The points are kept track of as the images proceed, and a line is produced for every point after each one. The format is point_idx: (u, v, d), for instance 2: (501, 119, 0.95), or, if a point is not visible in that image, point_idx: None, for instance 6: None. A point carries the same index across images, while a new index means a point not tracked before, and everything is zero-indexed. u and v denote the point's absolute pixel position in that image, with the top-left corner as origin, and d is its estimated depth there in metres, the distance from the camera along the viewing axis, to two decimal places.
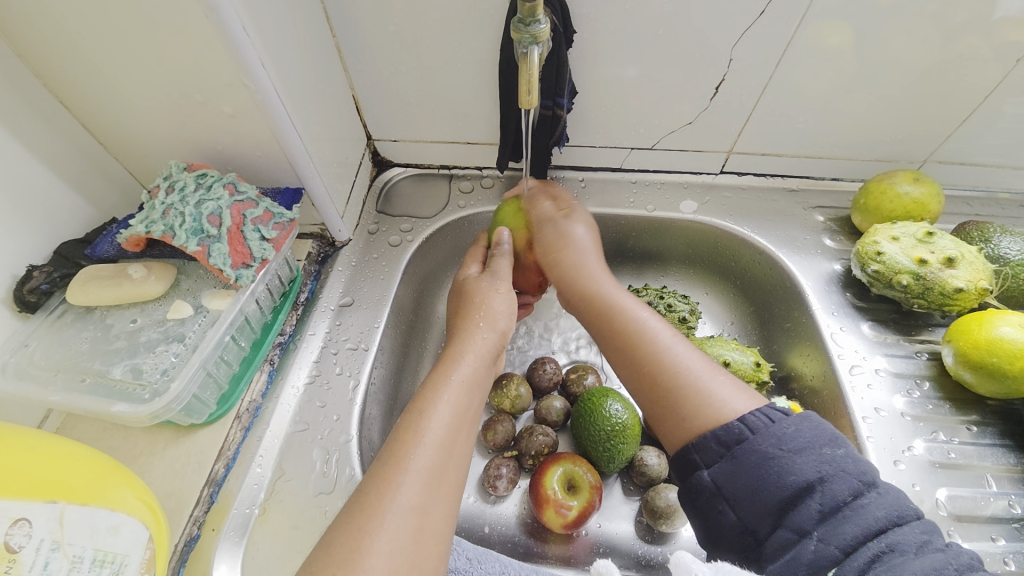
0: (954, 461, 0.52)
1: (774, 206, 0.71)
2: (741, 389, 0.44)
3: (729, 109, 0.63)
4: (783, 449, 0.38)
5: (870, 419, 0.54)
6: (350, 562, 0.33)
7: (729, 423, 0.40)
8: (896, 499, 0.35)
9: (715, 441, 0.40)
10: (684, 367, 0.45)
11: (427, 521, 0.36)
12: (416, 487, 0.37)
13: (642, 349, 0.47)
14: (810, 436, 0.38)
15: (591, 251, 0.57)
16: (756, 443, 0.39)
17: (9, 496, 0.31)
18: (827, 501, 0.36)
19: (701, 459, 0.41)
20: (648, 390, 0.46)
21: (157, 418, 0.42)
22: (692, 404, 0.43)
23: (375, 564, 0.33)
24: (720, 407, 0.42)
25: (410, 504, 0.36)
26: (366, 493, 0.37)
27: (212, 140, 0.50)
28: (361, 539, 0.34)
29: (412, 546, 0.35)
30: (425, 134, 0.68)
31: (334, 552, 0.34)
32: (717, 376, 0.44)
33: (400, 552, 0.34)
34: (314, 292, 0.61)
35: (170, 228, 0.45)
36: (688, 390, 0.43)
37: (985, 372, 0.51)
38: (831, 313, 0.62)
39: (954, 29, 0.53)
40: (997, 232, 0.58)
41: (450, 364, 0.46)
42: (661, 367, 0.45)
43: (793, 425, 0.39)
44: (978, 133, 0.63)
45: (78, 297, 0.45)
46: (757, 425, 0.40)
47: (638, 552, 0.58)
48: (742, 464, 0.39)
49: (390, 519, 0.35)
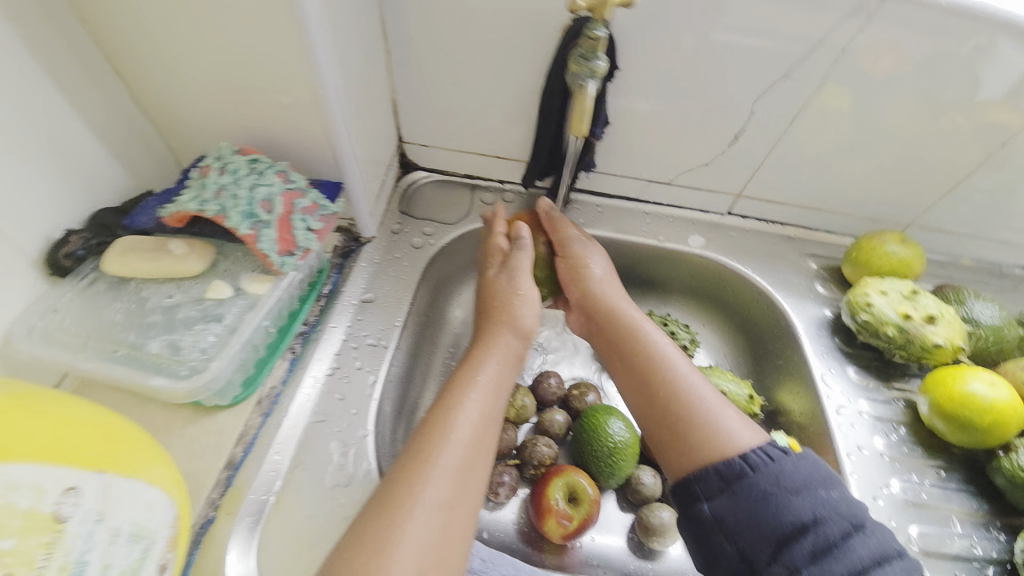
0: (924, 501, 0.57)
1: (774, 250, 0.76)
2: (747, 425, 0.47)
3: (745, 155, 0.68)
4: (781, 487, 0.41)
5: (853, 457, 0.59)
6: (383, 549, 0.37)
7: (731, 458, 0.44)
8: (879, 541, 0.39)
9: (716, 476, 0.44)
10: (696, 396, 0.49)
11: (453, 516, 0.40)
12: (444, 484, 0.41)
13: (658, 378, 0.51)
14: (807, 477, 0.42)
15: (611, 279, 0.60)
16: (756, 479, 0.42)
17: (57, 463, 0.30)
18: (819, 541, 0.39)
19: (702, 492, 0.44)
20: (660, 415, 0.49)
21: (193, 396, 0.41)
22: (699, 435, 0.46)
23: (406, 554, 0.37)
24: (725, 441, 0.45)
25: (439, 500, 0.40)
26: (397, 486, 0.40)
27: (262, 126, 0.51)
28: (392, 530, 0.38)
29: (439, 537, 0.39)
30: (457, 144, 0.71)
31: (366, 542, 0.37)
32: (725, 409, 0.48)
33: (428, 543, 0.38)
34: (337, 285, 0.61)
35: (223, 209, 0.44)
36: (698, 420, 0.47)
37: (957, 423, 0.56)
38: (820, 355, 0.67)
39: (945, 109, 0.60)
40: (970, 297, 0.64)
41: (475, 367, 0.50)
42: (674, 395, 0.49)
43: (792, 465, 0.42)
44: (956, 205, 0.70)
45: (114, 266, 0.44)
46: (757, 462, 0.43)
47: (628, 566, 0.60)
48: (740, 499, 0.42)
49: (420, 512, 0.39)
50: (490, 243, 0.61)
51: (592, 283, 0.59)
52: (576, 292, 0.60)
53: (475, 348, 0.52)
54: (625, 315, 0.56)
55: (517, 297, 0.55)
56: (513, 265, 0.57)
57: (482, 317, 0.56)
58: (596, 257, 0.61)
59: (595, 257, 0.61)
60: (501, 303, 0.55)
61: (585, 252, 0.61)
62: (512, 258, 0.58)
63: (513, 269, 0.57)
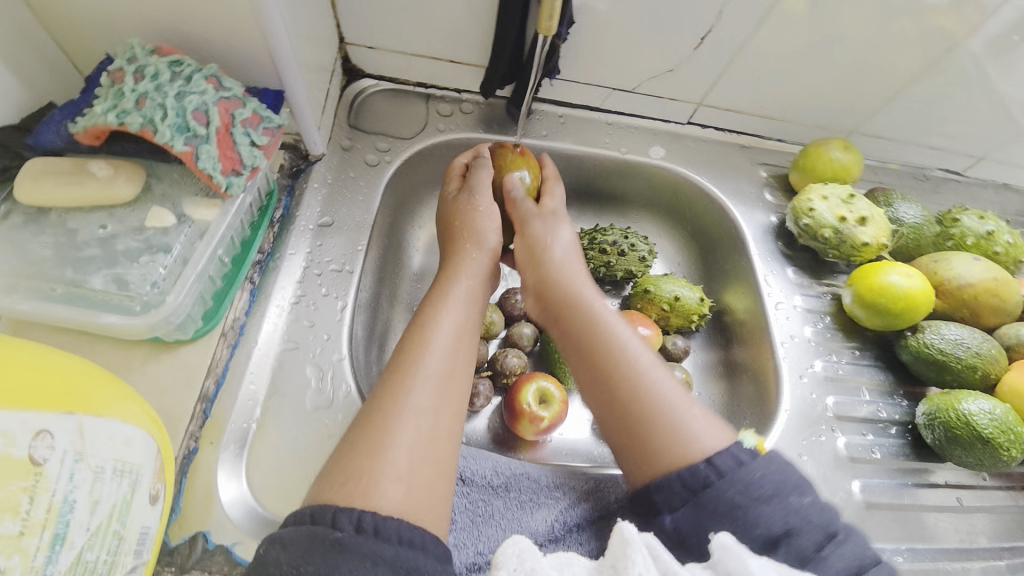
0: (841, 376, 0.66)
1: (728, 160, 0.78)
2: (712, 423, 0.46)
3: (709, 60, 0.66)
4: (750, 498, 0.40)
5: (786, 344, 0.67)
6: (375, 451, 0.39)
7: (696, 465, 0.43)
8: (855, 548, 0.38)
9: (680, 484, 0.42)
10: (659, 396, 0.47)
11: (440, 419, 0.43)
12: (428, 390, 0.43)
13: (622, 373, 0.49)
14: (775, 484, 0.41)
15: (574, 259, 0.58)
16: (722, 489, 0.41)
17: (26, 407, 0.28)
18: (792, 556, 0.38)
19: (665, 502, 0.43)
20: (621, 415, 0.48)
21: (153, 332, 0.39)
22: (662, 436, 0.45)
23: (398, 455, 0.40)
24: (688, 442, 0.44)
25: (424, 405, 0.43)
26: (383, 397, 0.43)
27: (178, 22, 0.43)
28: (383, 434, 0.40)
29: (427, 439, 0.41)
30: (407, 46, 0.64)
31: (357, 451, 0.40)
32: (689, 408, 0.47)
33: (418, 443, 0.41)
34: (289, 209, 0.57)
35: (149, 122, 0.38)
36: (660, 421, 0.46)
37: (873, 310, 0.64)
38: (764, 259, 0.72)
39: (901, 10, 0.60)
40: (898, 199, 0.70)
41: (447, 284, 0.52)
42: (636, 394, 0.48)
43: (759, 471, 0.41)
44: (895, 111, 0.73)
45: (27, 194, 0.38)
46: (722, 470, 0.42)
47: (593, 451, 0.67)
48: (705, 513, 0.41)
49: (406, 416, 0.41)
50: (451, 167, 0.63)
51: (552, 268, 0.56)
52: (534, 278, 0.57)
53: (446, 267, 0.54)
54: (586, 305, 0.54)
55: (478, 212, 0.57)
56: (474, 183, 0.58)
57: (448, 240, 0.58)
58: (555, 239, 0.58)
59: (558, 236, 0.58)
60: (466, 223, 0.57)
61: (546, 232, 0.58)
62: (474, 175, 0.59)
63: (477, 188, 0.58)
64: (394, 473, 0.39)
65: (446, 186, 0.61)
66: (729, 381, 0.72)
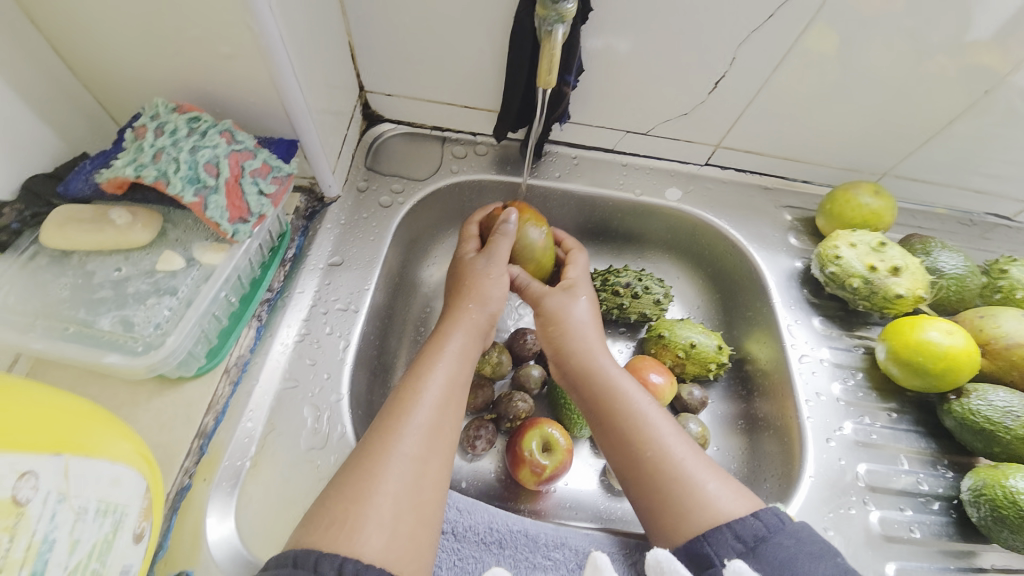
0: (874, 441, 0.60)
1: (749, 202, 0.76)
2: (736, 489, 0.44)
3: (725, 103, 0.65)
4: (804, 552, 0.38)
5: (811, 402, 0.62)
6: (359, 498, 0.38)
7: (744, 519, 0.41)
8: None
9: (732, 535, 0.41)
10: (681, 461, 0.46)
11: (427, 468, 0.42)
12: (418, 439, 0.43)
13: (641, 438, 0.48)
14: (823, 544, 0.40)
15: (591, 321, 0.58)
16: (776, 539, 0.39)
17: (13, 449, 0.30)
18: None
19: (716, 554, 0.40)
20: (648, 481, 0.46)
21: (152, 371, 0.40)
22: (688, 504, 0.43)
23: (384, 502, 0.39)
24: (716, 508, 0.43)
25: (413, 453, 0.42)
26: (372, 444, 0.42)
27: (203, 79, 0.47)
28: (369, 481, 0.39)
29: (414, 487, 0.40)
30: (424, 94, 0.66)
31: (342, 495, 0.39)
32: (710, 473, 0.45)
33: (404, 490, 0.40)
34: (302, 248, 0.59)
35: (163, 174, 0.41)
36: (687, 488, 0.44)
37: (909, 368, 0.59)
38: (788, 307, 0.68)
39: (934, 52, 0.57)
40: (937, 247, 0.65)
41: (443, 336, 0.52)
42: (660, 459, 0.47)
43: (805, 529, 0.40)
44: (933, 152, 0.69)
45: (53, 239, 0.41)
46: (771, 523, 0.41)
47: (599, 507, 0.64)
48: (764, 563, 0.39)
49: (395, 463, 0.41)
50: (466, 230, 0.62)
51: (571, 329, 0.56)
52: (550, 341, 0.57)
53: (444, 320, 0.54)
54: (603, 369, 0.53)
55: (486, 277, 0.55)
56: (489, 250, 0.57)
57: (451, 295, 0.57)
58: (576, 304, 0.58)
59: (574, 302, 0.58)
60: (472, 279, 0.56)
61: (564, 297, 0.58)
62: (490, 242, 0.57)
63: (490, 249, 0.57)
64: (378, 520, 0.38)
65: (462, 246, 0.60)
66: (749, 437, 0.67)
